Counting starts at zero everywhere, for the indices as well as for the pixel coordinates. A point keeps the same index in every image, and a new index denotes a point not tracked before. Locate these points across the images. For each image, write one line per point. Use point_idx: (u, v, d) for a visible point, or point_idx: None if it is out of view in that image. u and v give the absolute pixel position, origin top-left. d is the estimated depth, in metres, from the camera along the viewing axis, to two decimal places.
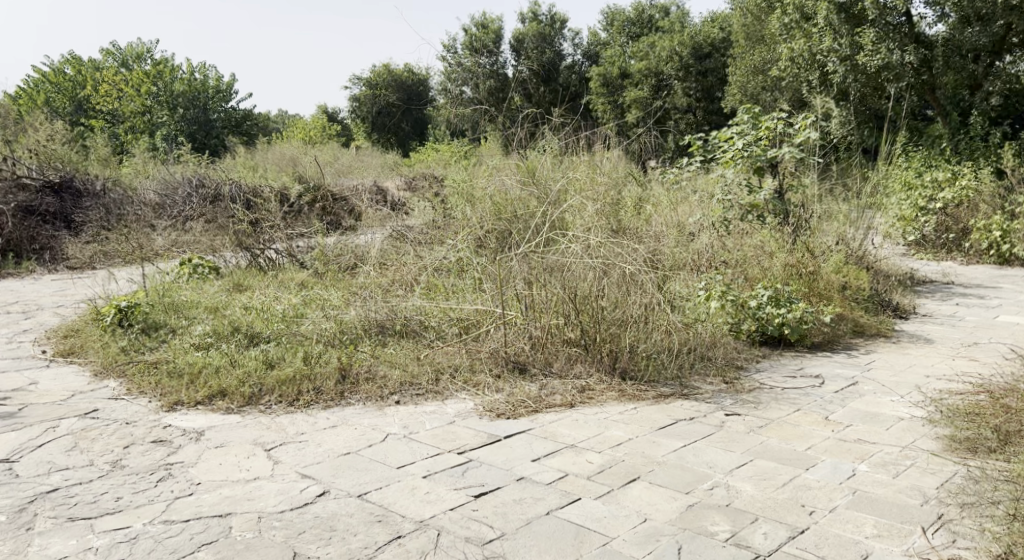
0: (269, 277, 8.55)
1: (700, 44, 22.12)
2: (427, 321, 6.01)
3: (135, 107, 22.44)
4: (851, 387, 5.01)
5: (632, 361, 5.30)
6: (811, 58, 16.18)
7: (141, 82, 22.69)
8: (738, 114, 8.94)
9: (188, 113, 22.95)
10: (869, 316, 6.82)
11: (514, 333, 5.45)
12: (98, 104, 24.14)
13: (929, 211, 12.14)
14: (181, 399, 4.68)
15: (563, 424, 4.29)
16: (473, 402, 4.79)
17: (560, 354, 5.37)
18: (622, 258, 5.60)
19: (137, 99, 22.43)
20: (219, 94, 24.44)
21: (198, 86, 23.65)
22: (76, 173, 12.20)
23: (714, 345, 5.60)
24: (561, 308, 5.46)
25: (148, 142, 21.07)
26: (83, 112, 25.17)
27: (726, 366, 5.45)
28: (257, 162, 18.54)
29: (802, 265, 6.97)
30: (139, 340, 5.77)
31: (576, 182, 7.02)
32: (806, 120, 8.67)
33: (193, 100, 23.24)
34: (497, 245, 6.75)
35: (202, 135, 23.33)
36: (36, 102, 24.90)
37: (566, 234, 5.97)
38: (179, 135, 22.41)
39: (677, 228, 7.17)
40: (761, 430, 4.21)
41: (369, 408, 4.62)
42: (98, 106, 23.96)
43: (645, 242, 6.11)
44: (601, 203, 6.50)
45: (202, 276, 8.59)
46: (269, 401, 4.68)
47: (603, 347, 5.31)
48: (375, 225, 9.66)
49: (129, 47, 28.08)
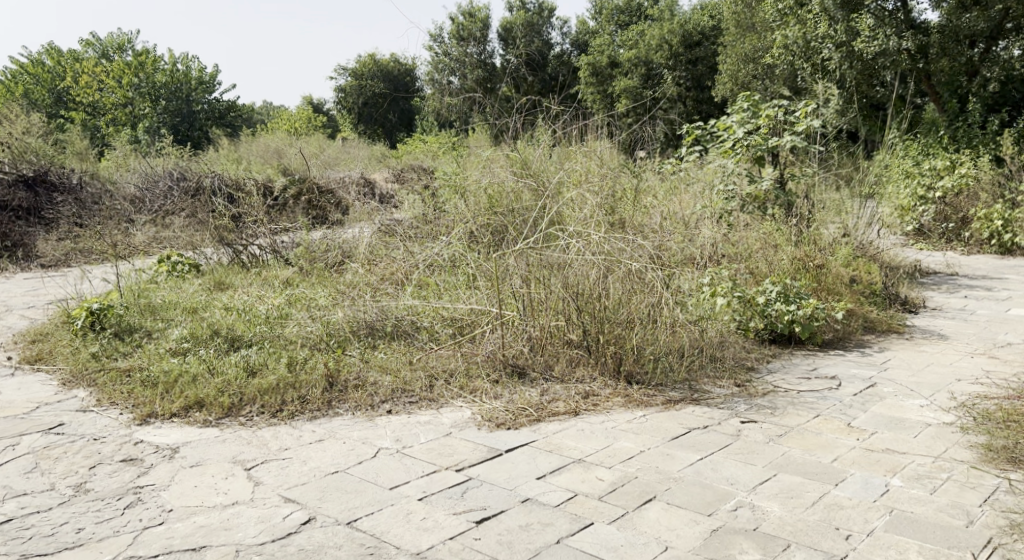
0: (252, 276, 8.21)
1: (690, 32, 21.77)
2: (419, 321, 5.76)
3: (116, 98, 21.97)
4: (871, 389, 4.72)
5: (638, 363, 5.01)
6: (805, 47, 15.86)
7: (122, 73, 22.41)
8: (737, 101, 8.65)
9: (169, 105, 22.51)
10: (879, 311, 6.54)
11: (512, 335, 5.15)
12: (78, 96, 23.63)
13: (928, 200, 11.87)
14: (155, 411, 4.34)
15: (568, 435, 3.99)
16: (470, 410, 4.47)
17: (561, 356, 5.10)
18: (626, 254, 5.29)
19: (119, 91, 22.16)
20: (201, 85, 23.98)
21: (180, 77, 23.16)
22: (51, 167, 11.88)
23: (724, 344, 5.31)
24: (561, 308, 5.18)
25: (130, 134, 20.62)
26: (63, 103, 24.65)
27: (736, 367, 5.17)
28: (241, 154, 18.10)
29: (810, 258, 6.68)
30: (112, 346, 5.42)
31: (573, 173, 6.70)
32: (807, 107, 8.38)
33: (175, 91, 22.81)
34: (491, 241, 6.45)
35: (185, 127, 22.87)
36: (14, 94, 24.37)
37: (566, 229, 5.66)
38: (161, 127, 21.95)
39: (678, 220, 6.87)
40: (781, 439, 3.91)
41: (359, 419, 4.29)
42: (78, 98, 23.46)
43: (648, 237, 5.80)
44: (600, 196, 6.19)
45: (182, 275, 8.25)
46: (250, 411, 4.35)
47: (607, 349, 5.02)
48: (362, 219, 9.32)
49: (109, 38, 27.54)
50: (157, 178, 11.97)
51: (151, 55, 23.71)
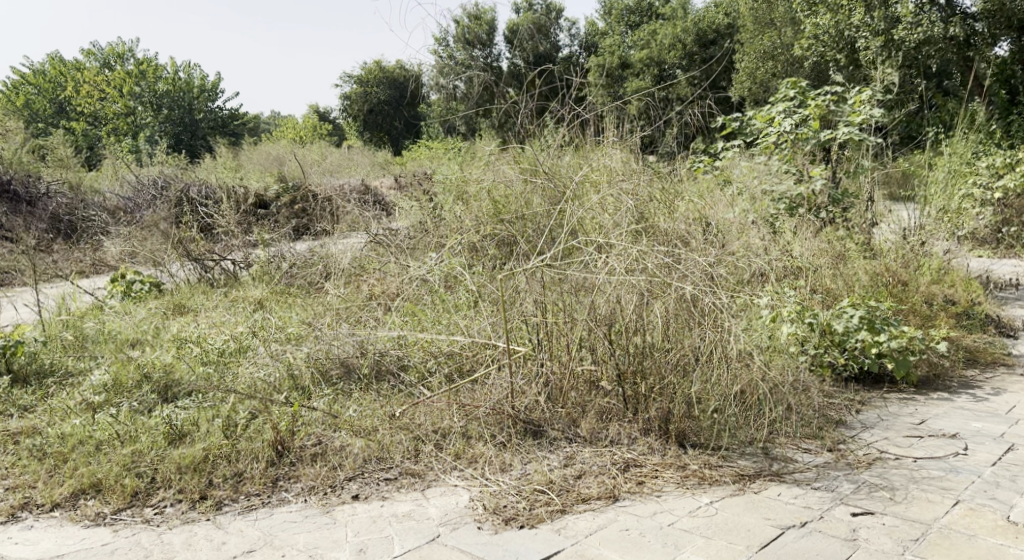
0: (219, 297, 7.04)
1: (705, 30, 20.12)
2: (407, 359, 4.62)
3: (118, 108, 20.77)
4: (1013, 455, 3.48)
5: (692, 419, 3.83)
6: (838, 37, 14.43)
7: (123, 81, 21.11)
8: (780, 89, 7.54)
9: (172, 114, 21.37)
10: (980, 337, 5.26)
11: (524, 379, 4.00)
12: (76, 106, 22.47)
13: (989, 202, 10.51)
14: (30, 499, 3.16)
15: (607, 540, 2.82)
16: (468, 492, 3.26)
17: (589, 408, 3.93)
18: (676, 274, 3.98)
19: (120, 101, 20.80)
20: (203, 93, 22.94)
21: (181, 85, 22.05)
22: (17, 175, 10.87)
23: (802, 390, 4.08)
24: (590, 345, 4.00)
25: (130, 141, 19.54)
26: (64, 113, 23.50)
27: (821, 421, 3.94)
28: (239, 163, 16.94)
29: (888, 274, 5.47)
30: (14, 396, 4.23)
31: (601, 168, 5.48)
32: (864, 94, 7.17)
33: (178, 99, 21.73)
34: (498, 256, 5.31)
35: (187, 137, 21.83)
36: (13, 105, 23.26)
37: (593, 241, 4.40)
38: (162, 135, 20.89)
39: (725, 226, 5.66)
40: (919, 549, 2.71)
41: (313, 510, 3.10)
42: (77, 109, 22.45)
43: (699, 247, 4.57)
44: (634, 196, 4.96)
45: (139, 296, 7.15)
46: (163, 499, 3.14)
47: (650, 401, 3.83)
48: (355, 234, 8.15)
49: (111, 47, 26.54)
50: (139, 187, 10.89)
51: (153, 64, 22.69)
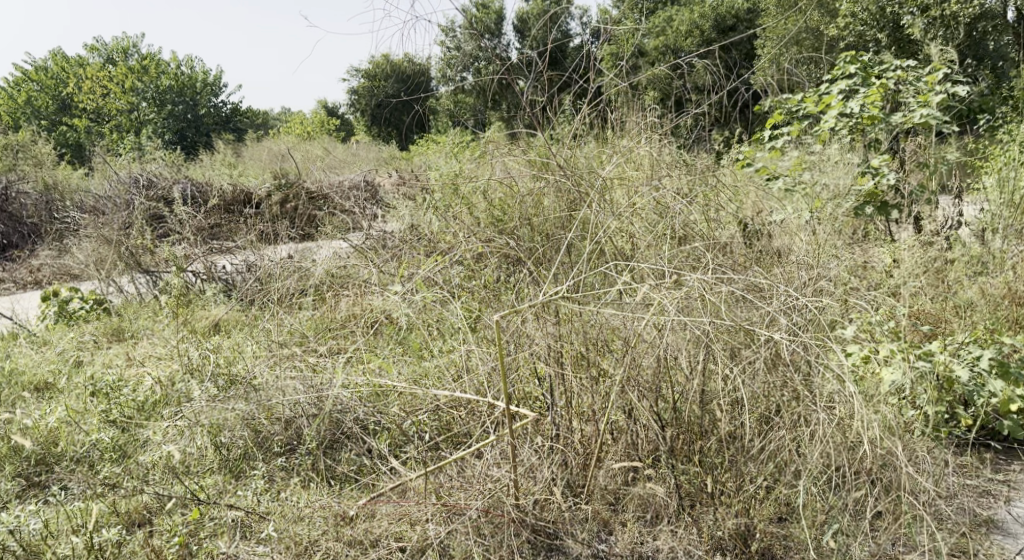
0: (170, 317, 5.88)
1: (723, 17, 18.09)
2: (377, 422, 3.41)
3: (120, 104, 19.71)
4: None
5: (782, 531, 2.66)
6: (879, 14, 13.00)
7: (125, 78, 20.07)
8: (837, 63, 6.16)
9: (176, 110, 20.20)
10: None
11: (536, 462, 2.84)
12: (76, 103, 21.32)
13: None
14: None
15: None
16: None
17: (629, 508, 2.77)
18: (757, 316, 2.73)
19: (122, 97, 19.69)
20: (208, 88, 21.81)
21: (185, 80, 20.91)
22: None
23: (943, 478, 2.79)
24: (627, 412, 2.81)
25: (130, 138, 18.30)
26: (67, 109, 22.21)
27: (973, 530, 2.74)
28: (239, 159, 15.78)
29: (1010, 298, 4.23)
30: None
31: (633, 159, 4.25)
32: (942, 66, 5.77)
33: (181, 94, 20.52)
34: (502, 275, 4.11)
35: (191, 133, 20.61)
36: (14, 103, 22.02)
37: (631, 263, 3.14)
38: (165, 133, 19.67)
39: (796, 233, 4.41)
40: None
41: None
42: (77, 106, 21.19)
43: (774, 270, 3.32)
44: (685, 197, 3.71)
45: (77, 319, 6.03)
46: None
47: (718, 504, 2.67)
48: (337, 239, 6.92)
49: (116, 41, 25.32)
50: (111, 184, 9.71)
51: (154, 59, 21.45)
